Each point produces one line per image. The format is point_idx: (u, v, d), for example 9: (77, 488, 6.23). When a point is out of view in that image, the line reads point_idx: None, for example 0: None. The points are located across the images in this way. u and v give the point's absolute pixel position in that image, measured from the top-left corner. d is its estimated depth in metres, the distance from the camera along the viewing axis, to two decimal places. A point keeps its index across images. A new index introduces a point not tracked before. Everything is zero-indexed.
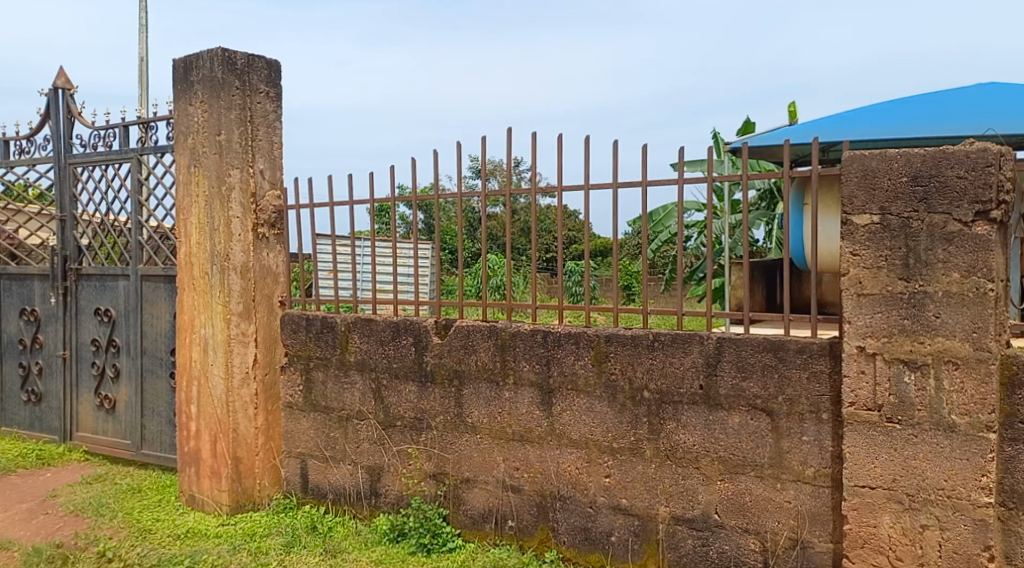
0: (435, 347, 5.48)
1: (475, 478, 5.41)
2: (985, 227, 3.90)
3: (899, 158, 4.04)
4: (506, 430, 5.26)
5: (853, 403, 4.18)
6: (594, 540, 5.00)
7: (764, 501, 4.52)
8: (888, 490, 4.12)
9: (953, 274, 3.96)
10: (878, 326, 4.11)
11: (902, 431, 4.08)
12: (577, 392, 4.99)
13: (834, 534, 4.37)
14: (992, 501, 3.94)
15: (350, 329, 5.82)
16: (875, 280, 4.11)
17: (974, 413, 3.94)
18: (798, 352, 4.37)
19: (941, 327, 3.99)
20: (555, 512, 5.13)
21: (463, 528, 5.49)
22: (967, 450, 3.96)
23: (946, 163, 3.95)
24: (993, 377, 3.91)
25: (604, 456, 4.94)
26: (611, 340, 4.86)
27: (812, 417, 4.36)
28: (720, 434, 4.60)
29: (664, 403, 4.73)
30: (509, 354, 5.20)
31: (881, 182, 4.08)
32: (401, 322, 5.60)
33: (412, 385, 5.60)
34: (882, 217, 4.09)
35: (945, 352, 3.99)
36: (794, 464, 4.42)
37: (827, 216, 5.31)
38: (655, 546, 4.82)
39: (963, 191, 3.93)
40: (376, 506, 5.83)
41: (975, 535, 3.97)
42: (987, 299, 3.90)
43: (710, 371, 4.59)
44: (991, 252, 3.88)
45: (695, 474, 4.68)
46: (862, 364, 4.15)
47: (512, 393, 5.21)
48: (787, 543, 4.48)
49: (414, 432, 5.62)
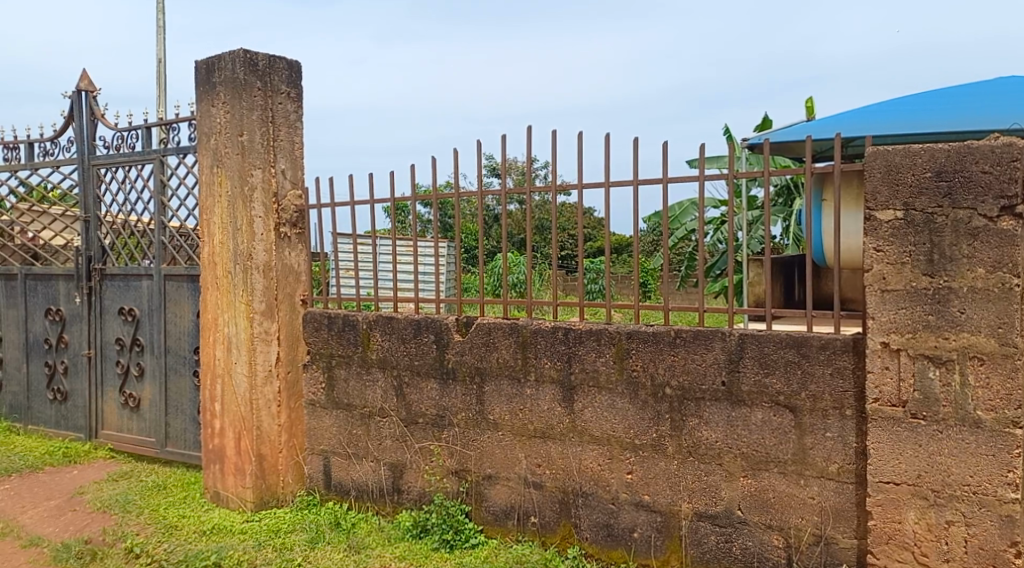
0: (457, 344, 5.52)
1: (497, 475, 5.44)
2: (1010, 223, 3.89)
3: (923, 153, 4.04)
4: (527, 427, 5.29)
5: (876, 399, 4.18)
6: (616, 536, 5.02)
7: (786, 497, 4.53)
8: (913, 486, 4.12)
9: (978, 269, 3.95)
10: (901, 321, 4.11)
11: (927, 428, 4.08)
12: (598, 388, 5.02)
13: (858, 531, 4.38)
14: (1019, 497, 3.93)
15: (372, 327, 5.86)
16: (899, 276, 4.11)
17: (999, 408, 3.93)
18: (820, 348, 4.37)
19: (966, 323, 3.99)
20: (577, 509, 5.16)
21: (485, 525, 5.52)
22: (992, 446, 3.95)
23: (970, 158, 3.95)
24: (1019, 373, 3.89)
25: (627, 453, 4.95)
26: (633, 337, 4.88)
27: (835, 414, 4.37)
28: (743, 430, 4.61)
29: (686, 399, 4.75)
30: (531, 351, 5.23)
31: (904, 177, 4.08)
32: (423, 320, 5.63)
33: (434, 382, 5.64)
34: (907, 212, 4.09)
35: (970, 348, 3.98)
36: (818, 460, 4.43)
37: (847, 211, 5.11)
38: (678, 542, 4.83)
39: (987, 187, 3.92)
40: (399, 502, 5.88)
41: (1001, 531, 3.96)
42: (1012, 294, 3.89)
43: (733, 367, 4.60)
44: (1017, 247, 3.88)
45: (718, 470, 4.70)
46: (886, 360, 4.16)
47: (535, 389, 5.24)
48: (810, 539, 4.49)
49: (437, 429, 5.66)
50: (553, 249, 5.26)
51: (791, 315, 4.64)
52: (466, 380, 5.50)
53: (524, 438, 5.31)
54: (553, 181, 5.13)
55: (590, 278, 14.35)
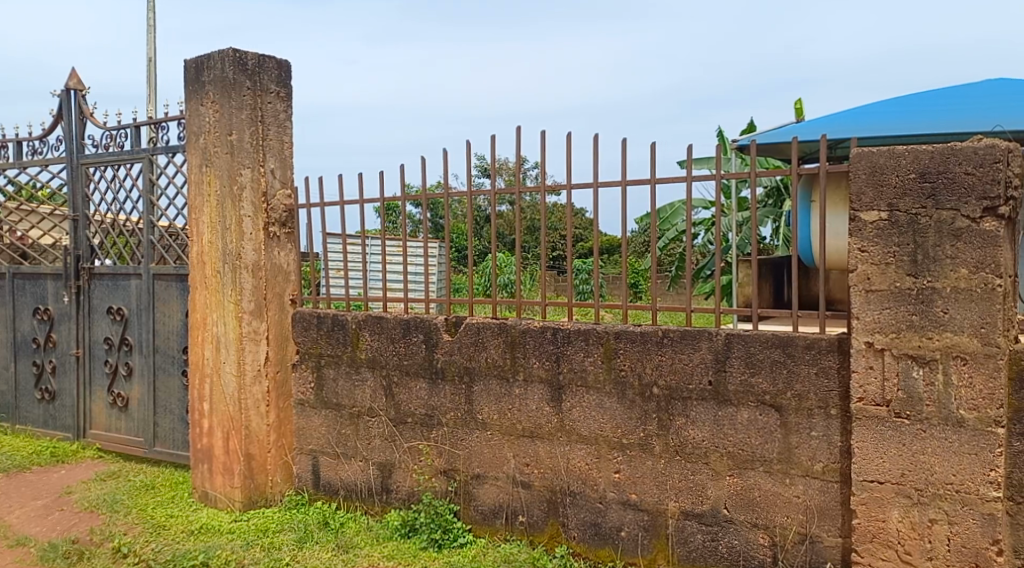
0: (446, 344, 5.53)
1: (486, 474, 5.45)
2: (993, 224, 3.92)
3: (907, 155, 4.07)
4: (517, 427, 5.30)
5: (861, 398, 4.21)
6: (604, 535, 5.04)
7: (772, 495, 4.56)
8: (897, 485, 4.15)
9: (960, 270, 3.99)
10: (885, 321, 4.14)
11: (912, 427, 4.11)
12: (587, 388, 5.04)
13: (843, 529, 4.41)
14: (1001, 496, 3.96)
15: (362, 327, 5.87)
16: (883, 276, 4.14)
17: (981, 408, 3.97)
18: (805, 349, 4.40)
19: (949, 322, 4.02)
20: (566, 508, 5.17)
21: (474, 524, 5.53)
22: (975, 445, 3.99)
23: (953, 160, 3.98)
24: (1001, 372, 3.93)
25: (615, 452, 4.97)
26: (621, 336, 4.90)
27: (820, 413, 4.40)
28: (729, 429, 4.63)
29: (673, 399, 4.77)
30: (521, 350, 5.24)
31: (889, 179, 4.12)
32: (412, 321, 5.64)
33: (424, 382, 5.64)
34: (891, 213, 4.12)
35: (953, 348, 4.01)
36: (803, 459, 4.46)
37: (835, 214, 5.13)
38: (665, 540, 4.86)
39: (971, 183, 3.96)
40: (389, 502, 5.88)
41: (983, 529, 3.99)
42: (995, 295, 3.93)
43: (720, 367, 4.63)
44: (999, 248, 3.91)
45: (705, 469, 4.72)
46: (870, 360, 4.19)
47: (523, 387, 5.25)
48: (796, 537, 4.51)
49: (426, 428, 5.67)
50: (542, 250, 5.27)
51: (778, 315, 4.66)
52: (454, 379, 5.51)
53: (512, 437, 5.33)
54: (542, 183, 5.15)
55: (578, 279, 14.36)
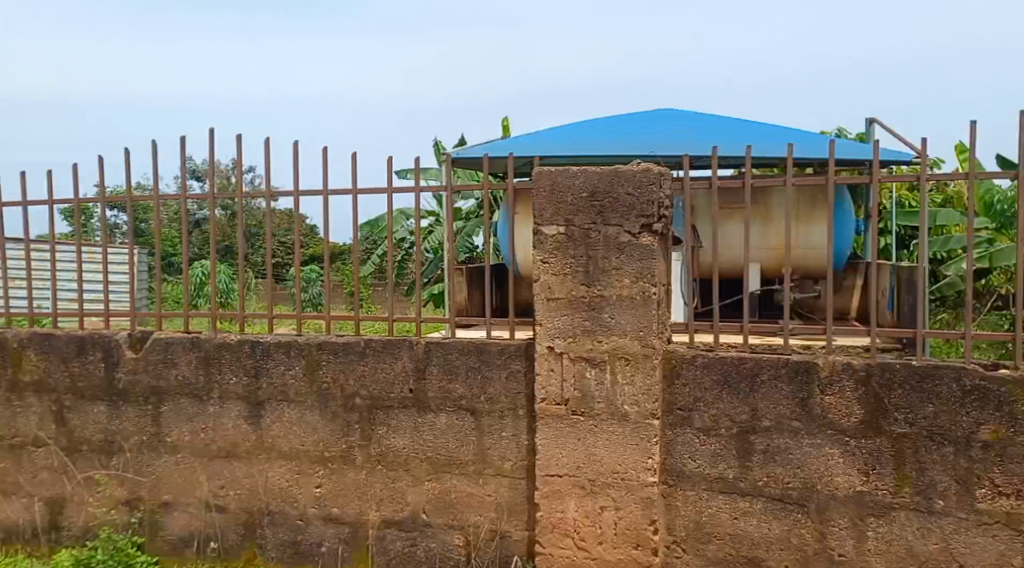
0: (129, 362, 5.26)
1: (177, 500, 5.25)
2: (649, 239, 4.39)
3: (580, 175, 4.46)
4: (211, 447, 5.15)
5: (544, 398, 4.55)
6: (303, 552, 5.03)
7: (464, 498, 4.79)
8: (573, 477, 4.52)
9: (624, 280, 4.42)
10: (564, 327, 4.50)
11: (586, 423, 4.50)
12: (285, 401, 5.00)
13: (528, 523, 4.72)
14: (656, 481, 4.44)
15: (26, 347, 5.40)
16: (561, 285, 4.50)
17: (642, 402, 4.42)
18: (498, 354, 4.67)
19: (616, 326, 4.45)
20: (263, 529, 5.11)
21: (162, 555, 5.30)
22: (636, 437, 4.43)
23: (617, 182, 4.42)
24: (656, 371, 4.40)
25: (316, 466, 4.98)
26: (326, 347, 4.91)
27: (509, 414, 4.69)
28: (428, 435, 4.81)
29: (375, 408, 4.87)
30: (215, 364, 5.10)
31: (565, 197, 4.48)
32: (88, 338, 5.30)
33: (101, 406, 5.32)
34: (568, 228, 4.48)
35: (619, 350, 4.44)
36: (494, 460, 4.73)
37: None
38: (366, 552, 4.95)
39: (635, 202, 4.39)
40: (57, 541, 5.50)
41: (643, 512, 4.45)
42: (652, 302, 4.40)
43: (420, 374, 4.79)
44: (655, 261, 4.39)
45: (403, 476, 4.87)
46: (551, 363, 4.54)
47: (224, 404, 5.11)
48: (487, 535, 4.77)
49: (104, 455, 5.35)
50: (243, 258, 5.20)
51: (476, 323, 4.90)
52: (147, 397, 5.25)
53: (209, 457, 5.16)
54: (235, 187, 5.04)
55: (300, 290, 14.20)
